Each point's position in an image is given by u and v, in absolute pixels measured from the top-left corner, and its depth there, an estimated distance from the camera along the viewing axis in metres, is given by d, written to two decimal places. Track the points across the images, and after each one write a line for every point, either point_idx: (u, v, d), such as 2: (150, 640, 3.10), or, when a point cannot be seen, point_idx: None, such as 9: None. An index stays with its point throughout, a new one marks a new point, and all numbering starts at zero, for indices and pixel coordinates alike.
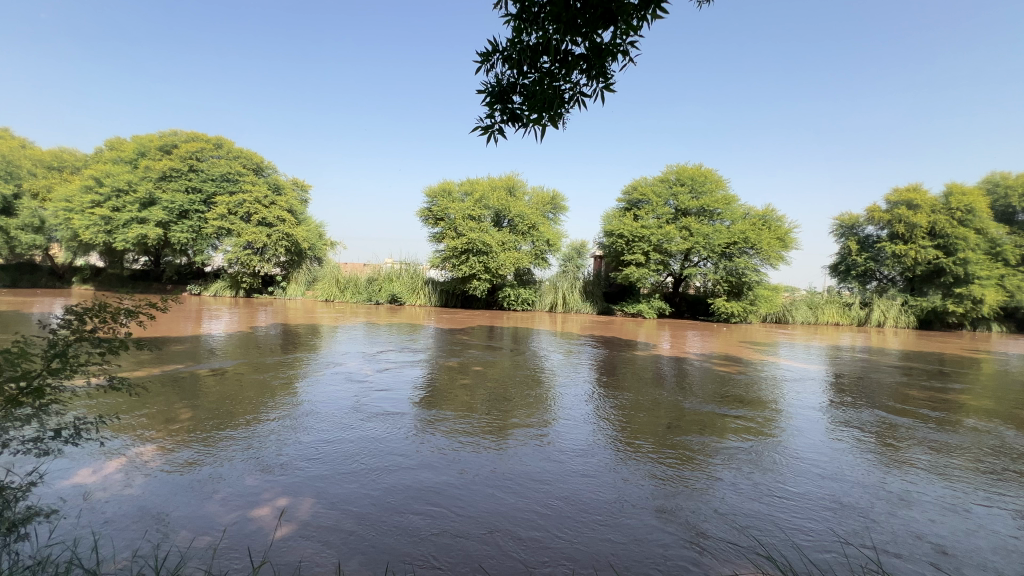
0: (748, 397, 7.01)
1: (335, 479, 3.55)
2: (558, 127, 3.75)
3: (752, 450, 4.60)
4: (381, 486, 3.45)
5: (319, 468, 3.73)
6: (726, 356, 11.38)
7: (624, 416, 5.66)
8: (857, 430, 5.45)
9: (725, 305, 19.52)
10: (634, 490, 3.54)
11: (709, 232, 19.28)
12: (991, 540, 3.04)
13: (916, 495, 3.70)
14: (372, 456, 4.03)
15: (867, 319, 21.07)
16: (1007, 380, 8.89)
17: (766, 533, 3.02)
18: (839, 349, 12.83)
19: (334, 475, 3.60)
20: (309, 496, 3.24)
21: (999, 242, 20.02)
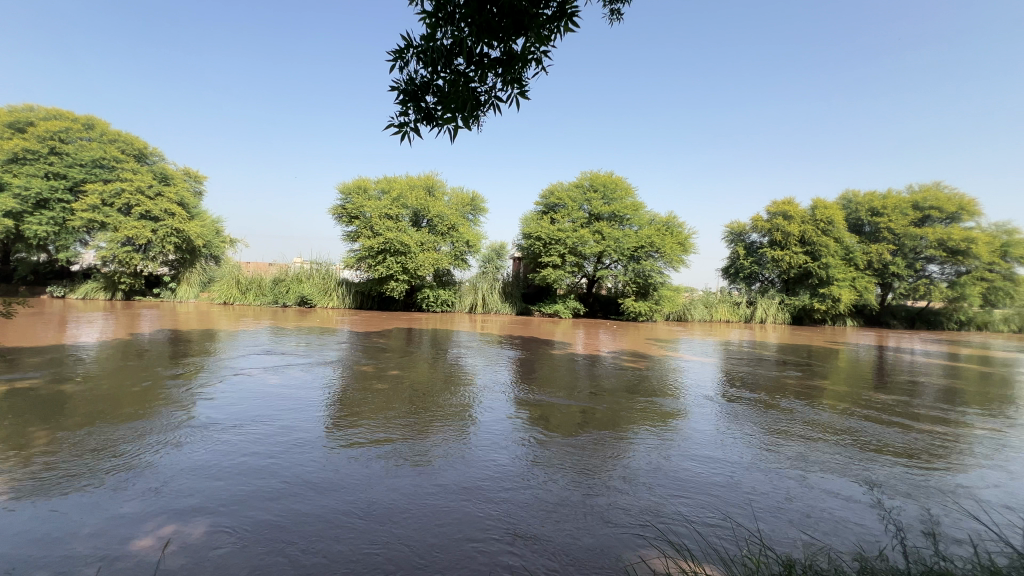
0: (652, 390, 7.59)
1: (235, 498, 3.28)
2: (472, 129, 3.77)
3: (653, 442, 4.97)
4: (289, 502, 3.26)
5: (218, 487, 3.42)
6: (634, 352, 12.19)
7: (540, 416, 5.83)
8: (743, 417, 6.11)
9: (634, 305, 20.89)
10: (550, 489, 3.67)
11: (619, 236, 20.49)
12: (844, 504, 3.58)
13: (788, 471, 4.24)
14: (278, 470, 3.77)
15: (752, 317, 23.71)
16: (856, 368, 10.47)
17: (665, 517, 3.29)
18: (729, 344, 14.28)
19: (234, 494, 3.33)
20: (200, 521, 2.94)
21: (852, 250, 23.44)
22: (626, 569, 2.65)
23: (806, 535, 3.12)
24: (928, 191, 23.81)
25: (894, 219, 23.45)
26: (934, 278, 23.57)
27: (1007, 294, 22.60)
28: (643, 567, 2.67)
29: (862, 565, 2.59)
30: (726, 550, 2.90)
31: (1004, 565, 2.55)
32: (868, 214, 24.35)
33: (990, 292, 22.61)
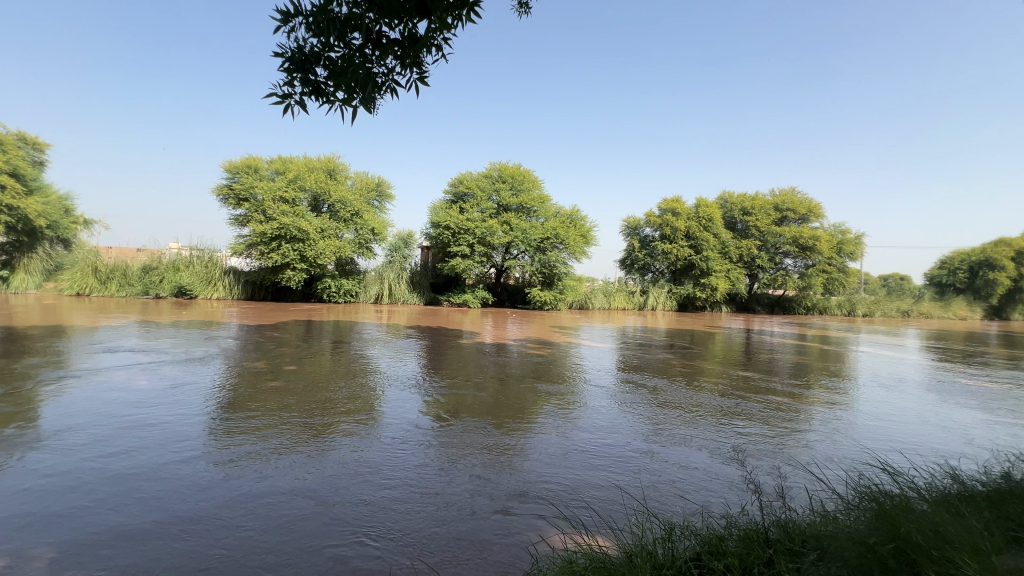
0: (554, 376, 7.99)
1: (94, 517, 2.92)
2: (370, 111, 3.58)
3: (554, 425, 5.22)
4: (163, 515, 2.98)
5: (71, 507, 3.02)
6: (539, 340, 12.69)
7: (446, 405, 5.83)
8: (634, 397, 6.67)
9: (539, 294, 21.65)
10: (453, 476, 3.73)
11: (526, 227, 21.00)
12: (715, 471, 4.05)
13: (670, 444, 4.69)
14: (150, 481, 3.42)
15: (645, 305, 25.76)
16: (728, 349, 11.89)
17: (562, 495, 3.49)
18: (624, 330, 15.42)
19: (91, 513, 2.95)
20: (48, 549, 2.59)
21: (727, 245, 26.38)
22: (526, 549, 2.76)
23: (684, 500, 3.48)
24: (787, 195, 27.46)
25: (760, 218, 26.73)
26: (790, 270, 27.35)
27: (841, 283, 26.94)
28: (541, 545, 2.81)
29: (725, 521, 2.97)
30: (616, 521, 3.15)
31: (830, 509, 3.08)
32: (740, 213, 27.50)
33: (830, 282, 26.79)
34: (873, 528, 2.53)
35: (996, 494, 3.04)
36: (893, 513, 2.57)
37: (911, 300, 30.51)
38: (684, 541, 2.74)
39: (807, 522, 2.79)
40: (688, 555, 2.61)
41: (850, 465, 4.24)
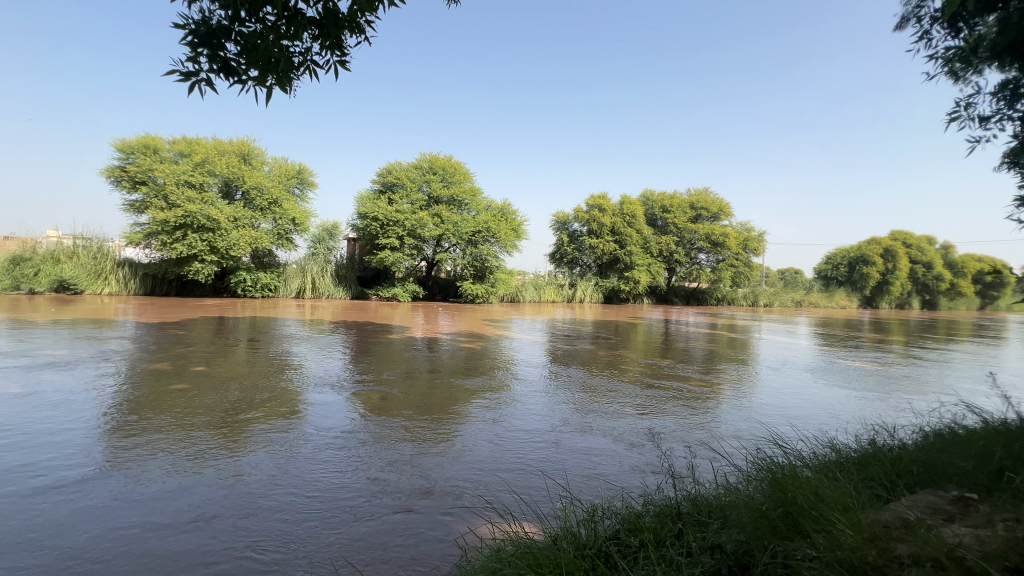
0: (486, 368, 8.05)
1: None
2: (287, 93, 3.18)
3: (486, 417, 5.27)
4: (49, 538, 2.67)
5: None
6: (471, 333, 12.71)
7: (375, 401, 5.68)
8: (562, 387, 6.90)
9: (471, 288, 21.64)
10: (382, 473, 3.67)
11: (457, 220, 20.84)
12: (635, 453, 4.31)
13: (595, 431, 4.91)
14: (31, 502, 3.03)
15: (573, 297, 26.64)
16: (649, 338, 12.63)
17: (493, 486, 3.55)
18: (553, 322, 15.86)
19: None
20: None
21: (649, 241, 27.94)
22: (455, 541, 2.78)
23: (606, 483, 3.67)
24: (702, 195, 29.51)
25: (677, 216, 28.59)
26: (703, 265, 29.54)
27: (746, 277, 29.52)
28: (471, 536, 2.84)
29: (642, 499, 3.18)
30: (544, 507, 3.25)
31: (733, 482, 3.40)
32: (660, 210, 29.20)
33: (737, 275, 29.28)
34: (766, 494, 2.84)
35: (864, 459, 3.53)
36: (782, 480, 2.91)
37: (803, 291, 34.20)
38: (605, 521, 2.90)
39: (714, 495, 3.06)
40: (609, 534, 2.77)
41: (751, 440, 4.71)
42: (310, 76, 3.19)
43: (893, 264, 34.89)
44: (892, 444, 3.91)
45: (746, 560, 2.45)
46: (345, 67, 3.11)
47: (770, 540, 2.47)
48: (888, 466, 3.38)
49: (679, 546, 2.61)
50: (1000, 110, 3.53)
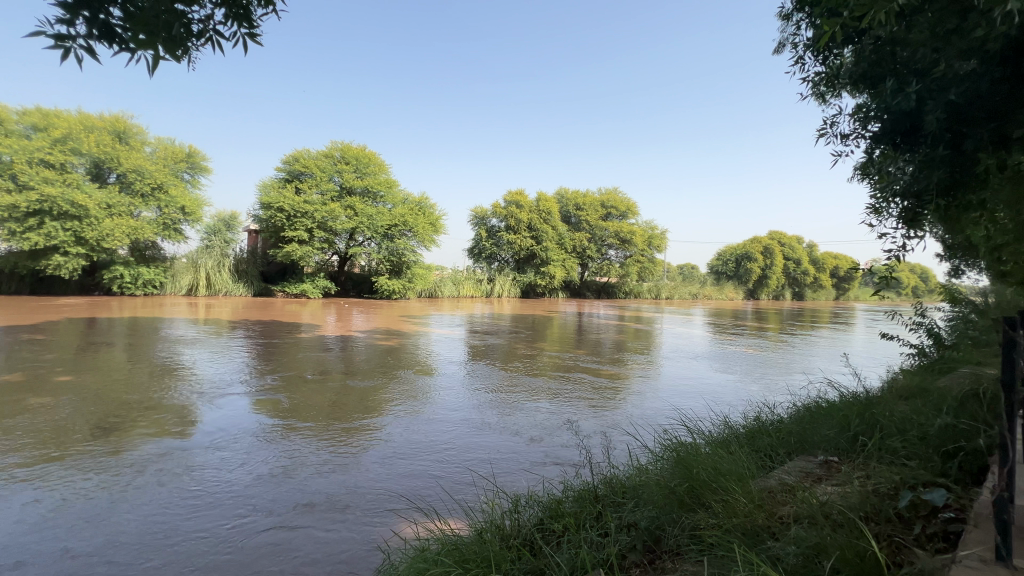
0: (405, 366, 7.89)
1: None
2: (183, 64, 2.55)
3: (407, 416, 5.18)
4: None
5: None
6: (388, 330, 12.34)
7: (286, 406, 5.33)
8: (483, 381, 6.98)
9: (387, 283, 20.97)
10: (296, 482, 3.47)
11: (372, 213, 20.04)
12: (555, 443, 4.49)
13: (517, 423, 5.05)
14: None
15: (492, 292, 26.88)
16: (564, 331, 13.18)
17: (416, 486, 3.51)
18: (473, 317, 15.92)
19: None
20: None
21: (563, 237, 29.02)
22: (379, 545, 2.72)
23: (529, 473, 3.80)
24: (612, 194, 31.20)
25: (590, 213, 30.04)
26: (614, 261, 31.29)
27: (650, 272, 31.85)
28: (396, 539, 2.79)
29: (564, 486, 3.34)
30: (469, 502, 3.29)
31: (643, 462, 3.70)
32: (574, 208, 30.47)
33: (642, 270, 31.47)
34: (672, 471, 3.13)
35: (750, 433, 4.02)
36: (687, 458, 3.21)
37: (698, 285, 37.66)
38: (529, 509, 3.00)
39: (628, 476, 3.30)
40: (533, 522, 2.87)
41: (657, 423, 5.14)
42: (214, 48, 2.59)
43: (769, 261, 39.70)
44: (772, 418, 4.49)
45: (658, 533, 2.68)
46: (258, 41, 2.58)
47: (677, 513, 2.73)
48: (769, 439, 3.89)
49: (598, 527, 2.79)
50: (854, 130, 4.18)
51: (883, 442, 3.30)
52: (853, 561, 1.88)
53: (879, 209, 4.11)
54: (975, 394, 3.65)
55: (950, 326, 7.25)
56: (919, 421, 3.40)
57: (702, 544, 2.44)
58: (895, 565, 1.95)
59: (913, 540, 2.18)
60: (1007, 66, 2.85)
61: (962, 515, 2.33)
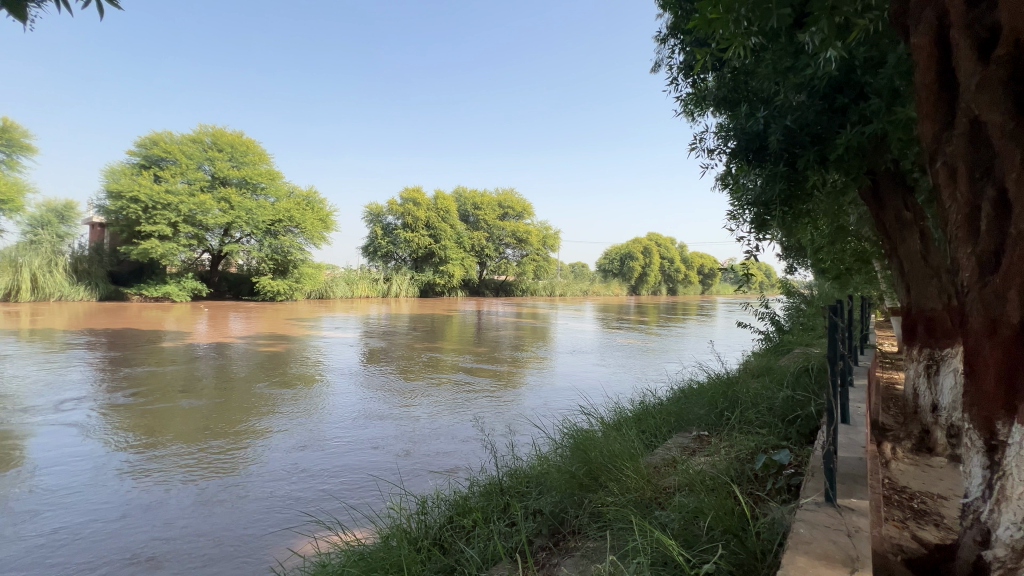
0: (293, 372, 7.35)
1: None
2: (24, 26, 2.13)
3: (297, 424, 4.85)
4: None
5: None
6: (273, 334, 11.38)
7: (146, 425, 4.64)
8: (382, 383, 6.77)
9: (270, 284, 19.21)
10: (170, 505, 3.10)
11: (251, 207, 18.19)
12: (460, 439, 4.53)
13: (419, 423, 4.98)
14: None
15: (388, 292, 25.94)
16: (464, 329, 13.25)
17: (314, 497, 3.32)
18: (369, 318, 15.27)
19: None
20: None
21: (462, 236, 29.07)
22: (274, 565, 2.53)
23: (434, 472, 3.78)
24: (508, 195, 31.95)
25: (487, 213, 30.52)
26: (511, 260, 32.09)
27: (545, 270, 33.19)
28: (293, 556, 2.60)
29: (470, 481, 3.38)
30: (371, 509, 3.18)
31: (545, 452, 3.88)
32: (472, 207, 30.74)
33: (538, 268, 32.71)
34: (573, 456, 3.33)
35: (638, 416, 4.44)
36: (584, 443, 3.44)
37: (589, 282, 40.22)
38: (437, 509, 2.99)
39: (531, 466, 3.44)
40: (443, 520, 2.87)
41: (556, 413, 5.43)
42: (60, 6, 2.16)
43: (649, 260, 43.76)
44: (653, 401, 5.00)
45: (561, 517, 2.84)
46: (117, 1, 2.25)
47: (579, 495, 2.92)
48: (653, 420, 4.32)
49: (506, 518, 2.88)
50: (717, 146, 4.80)
51: (742, 415, 3.85)
52: (725, 517, 2.18)
53: (736, 216, 4.78)
54: (806, 370, 4.43)
55: (787, 314, 8.69)
56: (768, 395, 4.03)
57: (602, 521, 2.64)
58: (755, 516, 2.30)
59: (767, 494, 2.59)
60: (827, 101, 3.50)
61: (801, 469, 2.83)
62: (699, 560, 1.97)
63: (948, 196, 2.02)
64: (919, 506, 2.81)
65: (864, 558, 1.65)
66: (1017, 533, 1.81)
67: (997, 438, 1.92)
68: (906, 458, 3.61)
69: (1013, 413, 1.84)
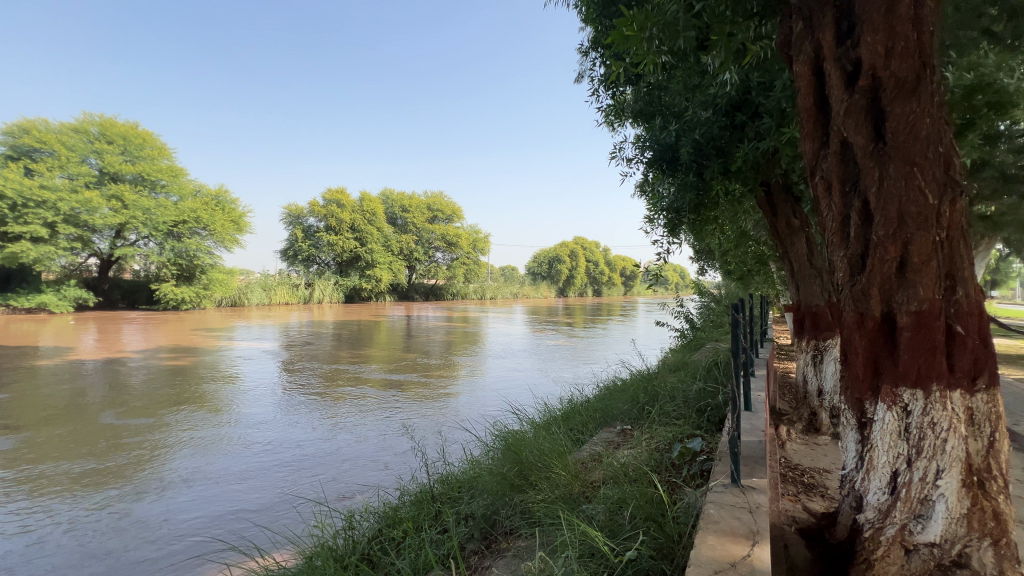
0: (201, 387, 6.77)
1: None
2: None
3: (207, 443, 4.47)
4: None
5: None
6: (177, 346, 10.40)
7: (17, 457, 4.04)
8: (303, 395, 6.41)
9: (173, 291, 17.42)
10: (52, 544, 2.74)
11: (149, 207, 16.42)
12: (389, 449, 4.40)
13: (345, 435, 4.77)
14: None
15: (310, 298, 24.58)
16: (393, 335, 12.91)
17: (228, 520, 3.08)
18: (289, 326, 14.38)
19: None
20: None
21: (390, 239, 28.31)
22: None
23: (361, 485, 3.64)
24: (437, 197, 31.57)
25: (416, 216, 30.02)
26: (441, 263, 31.70)
27: (475, 274, 33.16)
28: None
29: (399, 491, 3.29)
30: (293, 528, 3.00)
31: (476, 455, 3.88)
32: (400, 210, 30.09)
33: (468, 271, 32.59)
34: (503, 458, 3.36)
35: (566, 414, 4.58)
36: (514, 443, 3.49)
37: (519, 285, 40.81)
38: (365, 523, 2.88)
39: (463, 471, 3.42)
40: (371, 534, 2.77)
41: (487, 416, 5.44)
42: None
43: (576, 263, 45.29)
44: (580, 400, 5.18)
45: (493, 519, 2.86)
46: None
47: (509, 496, 2.96)
48: (580, 417, 4.48)
49: (437, 525, 2.84)
50: (635, 155, 5.09)
51: (661, 408, 4.12)
52: (645, 506, 2.31)
53: (653, 221, 5.10)
54: (715, 363, 4.83)
55: (699, 313, 9.39)
56: (683, 388, 4.35)
57: (532, 520, 2.69)
58: (672, 502, 2.47)
59: (682, 480, 2.79)
60: (728, 118, 3.84)
61: (711, 455, 3.07)
62: (623, 548, 2.07)
63: (824, 206, 2.29)
64: (809, 480, 3.17)
65: (763, 531, 1.82)
66: (883, 497, 2.11)
67: (866, 416, 2.21)
68: (798, 439, 4.05)
69: (878, 393, 2.14)
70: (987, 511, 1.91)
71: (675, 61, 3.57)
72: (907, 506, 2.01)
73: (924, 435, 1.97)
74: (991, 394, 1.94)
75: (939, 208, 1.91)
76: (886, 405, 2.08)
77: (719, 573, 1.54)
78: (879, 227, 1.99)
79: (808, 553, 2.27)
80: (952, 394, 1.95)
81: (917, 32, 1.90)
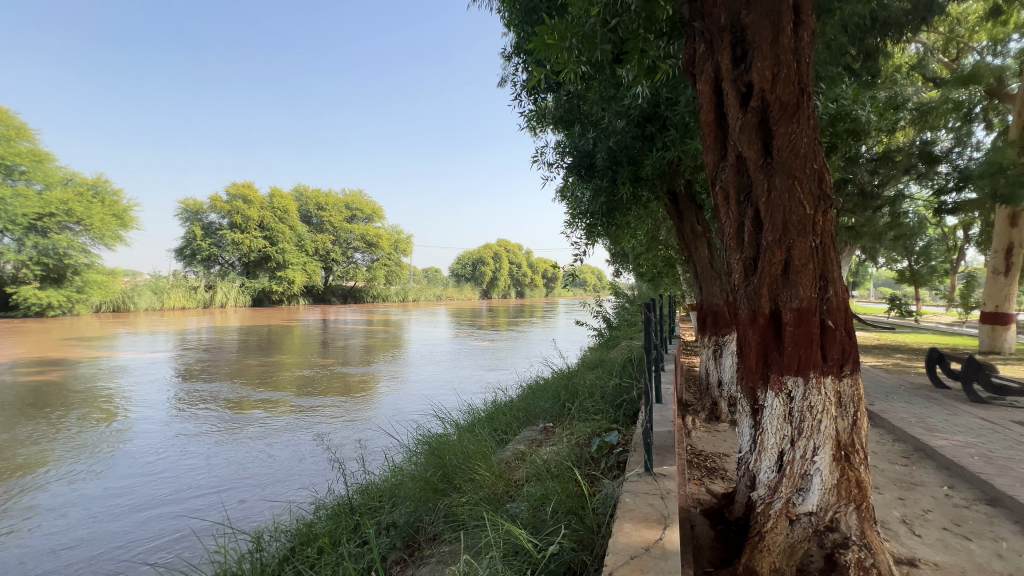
0: (72, 405, 5.91)
1: None
2: None
3: (83, 469, 3.92)
4: None
5: None
6: (40, 358, 8.97)
7: None
8: (202, 408, 5.83)
9: (36, 295, 14.96)
10: None
11: (4, 197, 13.92)
12: (302, 461, 4.13)
13: (252, 449, 4.40)
14: None
15: (211, 301, 22.47)
16: (306, 340, 12.14)
17: (111, 554, 2.72)
18: (185, 333, 12.98)
19: None
20: None
21: (303, 237, 26.58)
22: None
23: (270, 502, 3.37)
24: (356, 195, 30.23)
25: (333, 214, 28.55)
26: (359, 264, 30.37)
27: (397, 275, 32.17)
28: None
29: (314, 506, 3.09)
30: (190, 556, 2.72)
31: (399, 461, 3.76)
32: (315, 207, 28.44)
33: (389, 273, 31.56)
34: (426, 463, 3.29)
35: (490, 414, 4.60)
36: (437, 446, 3.44)
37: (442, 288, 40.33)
38: (275, 543, 2.68)
39: (383, 479, 3.29)
40: (282, 554, 2.58)
41: (410, 421, 5.31)
42: None
43: (499, 265, 45.65)
44: (503, 400, 5.23)
45: (415, 527, 2.78)
46: None
47: (432, 501, 2.90)
48: (503, 417, 4.52)
49: (356, 538, 2.69)
50: (556, 160, 5.25)
51: (580, 404, 4.28)
52: (567, 500, 2.38)
53: (572, 224, 5.29)
54: (629, 360, 5.13)
55: (615, 312, 9.90)
56: (601, 385, 4.56)
57: (455, 523, 2.67)
58: (592, 494, 2.58)
59: (600, 473, 2.92)
60: (640, 128, 4.09)
61: (626, 447, 3.24)
62: (546, 543, 2.12)
63: (723, 214, 2.51)
64: (710, 465, 3.45)
65: (673, 514, 1.95)
66: (772, 474, 2.34)
67: (758, 403, 2.45)
68: (701, 427, 4.42)
69: (767, 382, 2.38)
70: (852, 480, 2.20)
71: (592, 73, 3.73)
72: (791, 480, 2.27)
73: (804, 417, 2.23)
74: (854, 378, 2.24)
75: (815, 217, 2.18)
76: (774, 392, 2.32)
77: (635, 558, 1.63)
78: (768, 233, 2.23)
79: (711, 532, 2.49)
80: (825, 380, 2.23)
81: (796, 61, 2.15)
